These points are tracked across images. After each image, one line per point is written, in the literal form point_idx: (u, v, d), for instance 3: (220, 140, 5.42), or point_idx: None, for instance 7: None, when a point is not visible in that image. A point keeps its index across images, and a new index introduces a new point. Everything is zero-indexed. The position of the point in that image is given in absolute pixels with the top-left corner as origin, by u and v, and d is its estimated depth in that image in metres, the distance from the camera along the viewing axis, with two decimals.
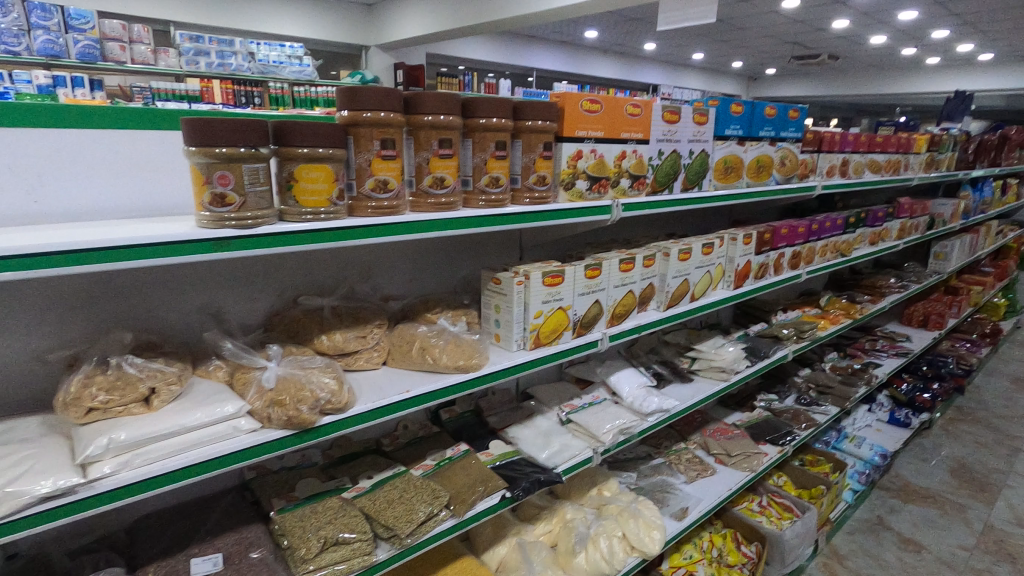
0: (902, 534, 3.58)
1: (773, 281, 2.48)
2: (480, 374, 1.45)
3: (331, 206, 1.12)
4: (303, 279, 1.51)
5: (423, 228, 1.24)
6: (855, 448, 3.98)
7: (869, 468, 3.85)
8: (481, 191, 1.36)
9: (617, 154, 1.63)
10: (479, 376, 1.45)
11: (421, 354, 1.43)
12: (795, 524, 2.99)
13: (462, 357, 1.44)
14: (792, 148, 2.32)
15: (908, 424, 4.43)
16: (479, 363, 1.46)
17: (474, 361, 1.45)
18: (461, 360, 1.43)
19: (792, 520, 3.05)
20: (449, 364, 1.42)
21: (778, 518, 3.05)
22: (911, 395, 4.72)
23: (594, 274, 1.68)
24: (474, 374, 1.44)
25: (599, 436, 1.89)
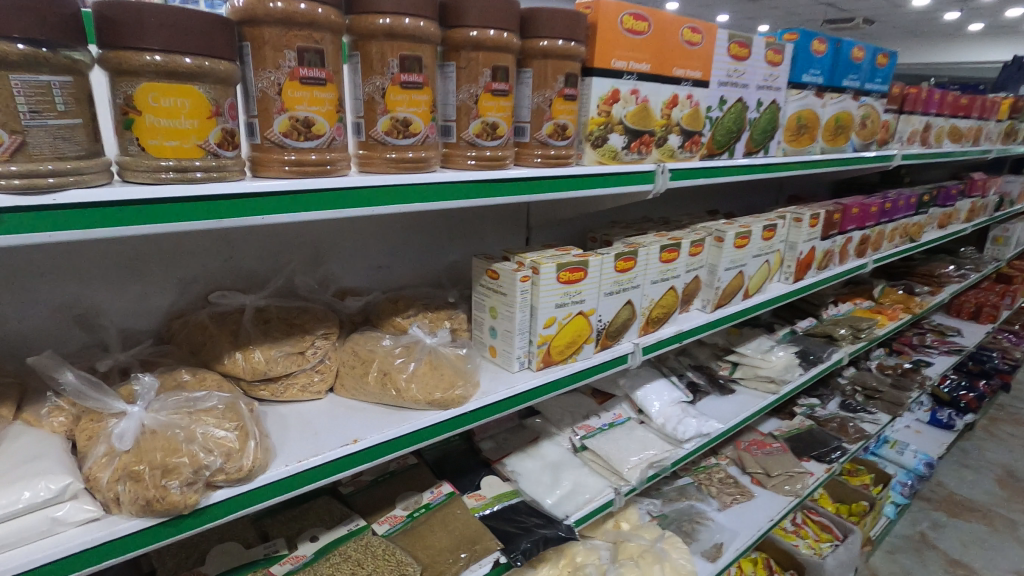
0: (949, 555, 3.19)
1: (837, 271, 2.02)
2: (467, 412, 1.01)
3: (208, 159, 0.66)
4: (217, 268, 1.06)
5: (375, 200, 0.79)
6: (896, 455, 3.57)
7: (912, 479, 3.44)
8: (470, 145, 0.90)
9: (668, 99, 1.15)
10: (464, 414, 1.01)
11: (381, 381, 0.99)
12: (837, 550, 2.60)
13: (441, 387, 1.00)
14: (875, 106, 1.82)
15: (951, 426, 3.98)
16: (464, 394, 1.01)
17: (457, 397, 1.00)
18: (439, 391, 0.99)
19: (833, 544, 2.67)
20: (421, 397, 0.98)
21: (816, 542, 2.66)
22: (954, 394, 4.23)
23: (626, 267, 1.23)
24: (458, 410, 1.00)
25: (623, 472, 1.47)
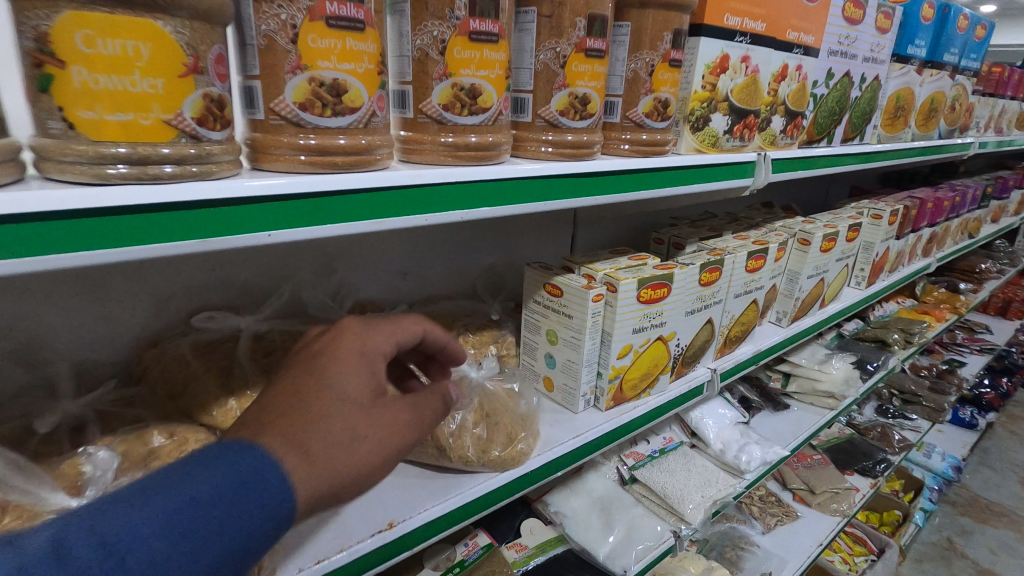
0: (979, 562, 2.97)
1: (905, 273, 1.81)
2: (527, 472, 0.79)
3: (183, 145, 0.41)
4: (202, 281, 0.81)
5: (429, 205, 0.55)
6: (923, 458, 3.31)
7: (940, 483, 3.20)
8: (549, 125, 0.66)
9: (777, 71, 0.91)
10: (523, 475, 0.79)
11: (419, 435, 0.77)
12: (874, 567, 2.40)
13: (496, 440, 0.78)
14: (966, 86, 1.59)
15: (973, 426, 3.61)
16: (527, 449, 0.79)
17: (514, 455, 0.78)
18: (495, 447, 0.77)
19: (869, 558, 2.46)
20: (474, 456, 0.76)
21: (852, 556, 2.43)
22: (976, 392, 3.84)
23: (711, 279, 1.00)
24: (517, 469, 0.78)
25: (685, 513, 1.26)
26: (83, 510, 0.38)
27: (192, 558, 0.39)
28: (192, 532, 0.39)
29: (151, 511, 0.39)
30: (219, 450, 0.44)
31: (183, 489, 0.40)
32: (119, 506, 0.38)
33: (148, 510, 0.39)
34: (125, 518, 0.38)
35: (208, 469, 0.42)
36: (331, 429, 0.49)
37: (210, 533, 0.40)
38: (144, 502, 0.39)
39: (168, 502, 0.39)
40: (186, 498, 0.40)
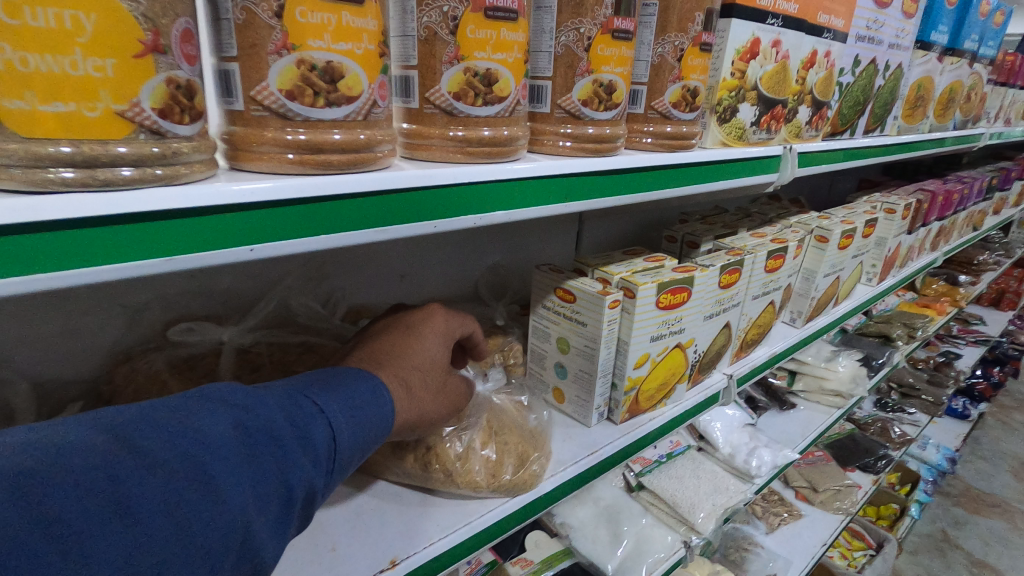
0: (974, 554, 2.56)
1: (914, 269, 1.76)
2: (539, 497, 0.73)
3: (142, 143, 0.33)
4: (182, 287, 0.73)
5: (437, 209, 0.48)
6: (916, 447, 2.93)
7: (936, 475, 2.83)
8: (569, 117, 0.59)
9: (806, 57, 0.85)
10: (535, 500, 0.72)
11: (423, 460, 0.69)
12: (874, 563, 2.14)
13: (507, 459, 0.71)
14: (983, 74, 1.53)
15: (968, 416, 3.24)
16: (541, 470, 0.73)
17: (526, 478, 0.71)
18: (505, 469, 0.70)
19: (868, 553, 2.19)
20: (485, 479, 0.69)
21: (850, 552, 2.19)
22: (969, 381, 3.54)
23: (731, 281, 0.94)
24: (529, 492, 0.72)
25: (696, 523, 1.20)
26: (294, 390, 0.45)
27: (362, 446, 0.47)
28: (358, 417, 0.47)
29: (340, 406, 0.46)
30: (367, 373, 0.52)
31: (356, 395, 0.48)
32: (315, 393, 0.46)
33: (338, 403, 0.46)
34: (321, 405, 0.45)
35: (354, 383, 0.50)
36: (422, 381, 0.61)
37: (369, 431, 0.48)
38: (329, 394, 0.46)
39: (346, 397, 0.47)
40: (348, 401, 0.47)
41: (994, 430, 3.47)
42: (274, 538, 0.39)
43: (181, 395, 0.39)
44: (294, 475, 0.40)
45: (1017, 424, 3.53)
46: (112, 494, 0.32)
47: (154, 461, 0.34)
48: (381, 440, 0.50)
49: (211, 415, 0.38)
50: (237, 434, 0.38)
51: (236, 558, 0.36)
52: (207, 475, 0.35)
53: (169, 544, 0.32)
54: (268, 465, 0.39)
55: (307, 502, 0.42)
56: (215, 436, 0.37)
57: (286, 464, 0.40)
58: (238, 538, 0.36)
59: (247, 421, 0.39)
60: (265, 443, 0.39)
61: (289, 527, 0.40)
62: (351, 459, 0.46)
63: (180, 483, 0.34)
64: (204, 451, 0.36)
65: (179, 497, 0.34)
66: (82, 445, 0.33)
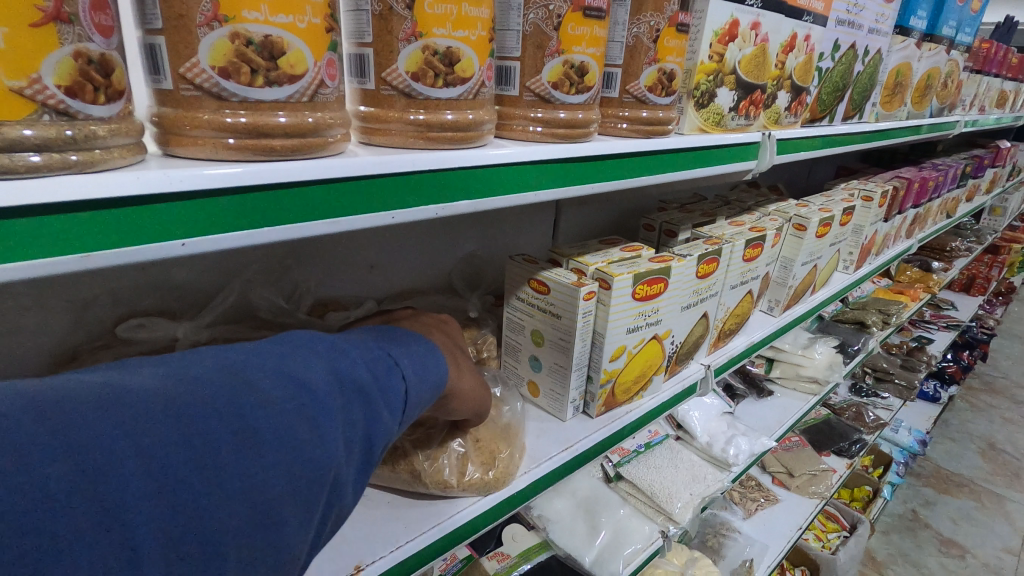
0: (943, 533, 2.62)
1: (891, 255, 1.77)
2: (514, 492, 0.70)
3: (49, 125, 0.30)
4: (134, 282, 0.69)
5: (395, 199, 0.45)
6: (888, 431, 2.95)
7: (907, 457, 2.87)
8: (540, 100, 0.56)
9: (786, 40, 0.82)
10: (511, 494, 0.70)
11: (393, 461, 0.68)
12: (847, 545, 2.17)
13: (480, 456, 0.69)
14: (959, 61, 1.53)
15: (938, 400, 3.29)
16: (512, 467, 0.71)
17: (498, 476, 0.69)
18: (475, 465, 0.68)
19: (841, 536, 2.23)
20: (456, 476, 0.67)
21: (824, 534, 2.22)
22: (938, 365, 3.58)
23: (708, 271, 0.92)
24: (502, 489, 0.69)
25: (673, 513, 1.19)
26: (373, 348, 0.47)
27: (424, 402, 0.50)
28: (423, 374, 0.50)
29: (410, 367, 0.49)
30: (419, 339, 0.54)
31: (419, 357, 0.51)
32: (388, 350, 0.48)
33: (408, 363, 0.49)
34: (396, 361, 0.48)
35: (413, 343, 0.52)
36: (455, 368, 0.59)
37: (428, 392, 0.51)
38: (400, 354, 0.49)
39: (415, 356, 0.50)
40: (413, 359, 0.50)
41: (963, 412, 3.55)
42: (355, 480, 0.42)
43: (277, 343, 0.41)
44: (374, 425, 0.43)
45: (984, 406, 3.61)
46: (239, 427, 0.34)
47: (268, 400, 0.36)
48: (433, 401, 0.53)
49: (305, 363, 0.40)
50: (335, 383, 0.41)
51: (330, 497, 0.39)
52: (316, 418, 0.37)
53: (283, 479, 0.34)
54: (356, 414, 0.41)
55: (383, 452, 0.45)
56: (317, 380, 0.39)
57: (368, 415, 0.42)
58: (331, 479, 0.38)
59: (339, 372, 0.42)
60: (353, 392, 0.42)
61: (367, 473, 0.43)
62: (411, 418, 0.49)
63: (292, 423, 0.36)
64: (310, 395, 0.38)
65: (295, 433, 0.36)
66: (210, 383, 0.35)
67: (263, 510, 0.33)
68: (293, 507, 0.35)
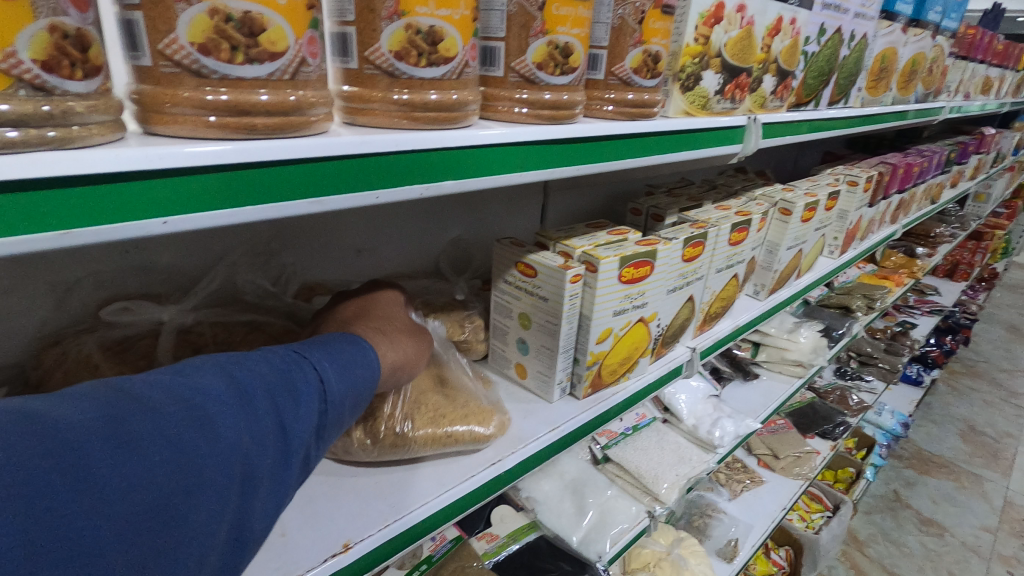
0: (923, 513, 2.68)
1: (875, 241, 1.79)
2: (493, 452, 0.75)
3: (25, 100, 0.29)
4: (116, 264, 0.69)
5: (381, 178, 0.45)
6: (872, 414, 3.00)
7: (890, 440, 2.92)
8: (525, 81, 0.56)
9: (772, 24, 0.83)
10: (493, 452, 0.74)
11: (372, 433, 0.68)
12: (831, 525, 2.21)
13: (466, 415, 0.73)
14: (945, 47, 1.54)
15: (921, 383, 3.34)
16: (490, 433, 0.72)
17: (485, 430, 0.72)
18: (464, 420, 0.72)
19: (824, 516, 2.27)
20: (443, 437, 0.70)
21: (807, 514, 2.26)
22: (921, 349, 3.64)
23: (694, 254, 0.93)
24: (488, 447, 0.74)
25: (659, 493, 1.20)
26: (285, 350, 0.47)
27: (351, 396, 0.50)
28: (346, 369, 0.50)
29: (329, 364, 0.49)
30: (347, 337, 0.54)
31: (342, 354, 0.51)
32: (301, 351, 0.48)
33: (327, 361, 0.49)
34: (303, 359, 0.47)
35: (334, 344, 0.52)
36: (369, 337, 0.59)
37: (357, 388, 0.50)
38: (311, 353, 0.48)
39: (337, 354, 0.50)
40: (333, 358, 0.49)
41: (945, 395, 3.61)
42: (277, 476, 0.41)
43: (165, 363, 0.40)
44: (288, 421, 0.42)
45: (965, 389, 3.68)
46: (123, 432, 0.33)
47: (156, 405, 0.35)
48: (366, 397, 0.52)
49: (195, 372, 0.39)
50: (232, 385, 0.40)
51: (242, 495, 0.38)
52: (209, 419, 0.37)
53: (180, 477, 0.34)
54: (266, 410, 0.41)
55: (304, 450, 0.44)
56: (210, 384, 0.39)
57: (279, 412, 0.42)
58: (237, 475, 0.37)
59: (241, 375, 0.41)
60: (257, 392, 0.41)
61: (292, 471, 0.43)
62: (341, 415, 0.49)
63: (188, 422, 0.36)
64: (201, 399, 0.37)
65: (189, 433, 0.35)
66: (88, 397, 0.34)
67: (162, 507, 0.33)
68: (199, 501, 0.35)
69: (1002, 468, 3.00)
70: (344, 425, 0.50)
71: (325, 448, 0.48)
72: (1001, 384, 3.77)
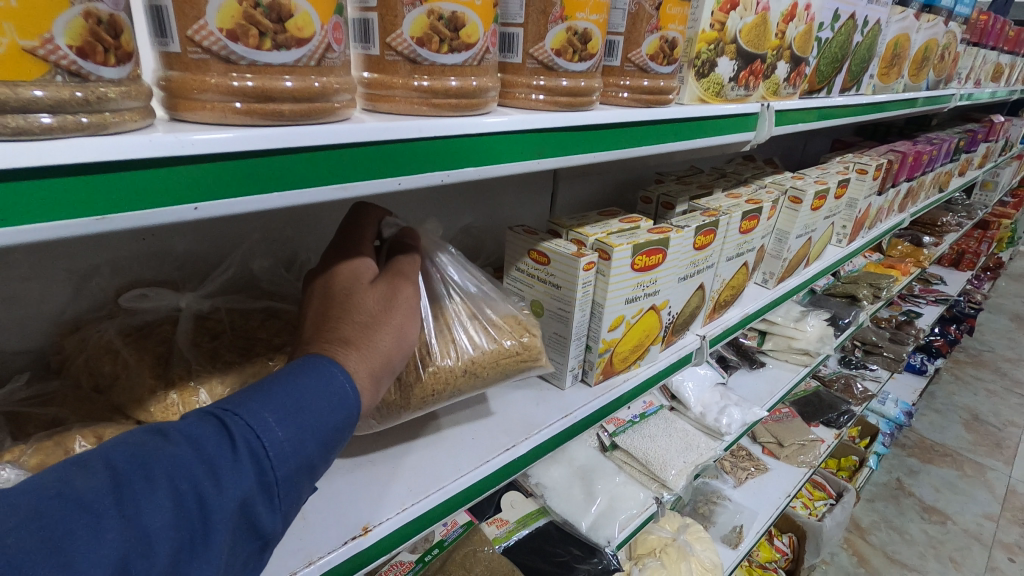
0: (925, 500, 2.69)
1: (884, 229, 1.78)
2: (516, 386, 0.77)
3: (61, 86, 0.30)
4: (134, 251, 0.69)
5: (403, 166, 0.46)
6: (876, 403, 3.00)
7: (894, 429, 2.93)
8: (542, 68, 0.56)
9: (787, 10, 0.82)
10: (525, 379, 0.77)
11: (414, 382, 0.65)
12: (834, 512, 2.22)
13: (511, 331, 0.73)
14: (957, 33, 1.52)
15: (925, 371, 3.34)
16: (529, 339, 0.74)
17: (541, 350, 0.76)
18: (507, 337, 0.72)
19: (827, 503, 2.28)
20: (485, 360, 0.70)
21: (811, 501, 2.28)
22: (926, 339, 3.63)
23: (706, 242, 0.93)
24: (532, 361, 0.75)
25: (667, 480, 1.21)
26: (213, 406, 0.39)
27: (316, 441, 0.41)
28: (304, 413, 0.40)
29: (273, 410, 0.39)
30: (315, 360, 0.45)
31: (296, 390, 0.41)
32: (243, 400, 0.40)
33: (272, 406, 0.39)
34: (240, 414, 0.39)
35: (299, 374, 0.42)
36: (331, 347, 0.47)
37: (320, 430, 0.41)
38: (255, 401, 0.40)
39: (294, 390, 0.41)
40: (286, 400, 0.40)
41: (949, 385, 3.62)
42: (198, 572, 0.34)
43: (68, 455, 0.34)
44: (205, 504, 0.35)
45: (969, 378, 3.68)
46: None
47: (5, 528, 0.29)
48: (345, 434, 0.43)
49: (83, 464, 0.33)
50: (118, 479, 0.33)
51: None
52: (71, 536, 0.30)
53: None
54: (166, 502, 0.33)
55: (239, 528, 0.37)
56: (88, 483, 0.32)
57: (191, 495, 0.34)
58: None
59: (131, 461, 0.34)
60: (158, 477, 0.34)
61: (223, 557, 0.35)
62: (305, 464, 0.40)
63: (39, 546, 0.29)
64: (66, 509, 0.31)
65: (44, 561, 0.29)
66: None
67: None
68: None
69: (1005, 457, 3.01)
70: (319, 470, 0.42)
71: (292, 504, 0.40)
72: (1005, 374, 3.77)
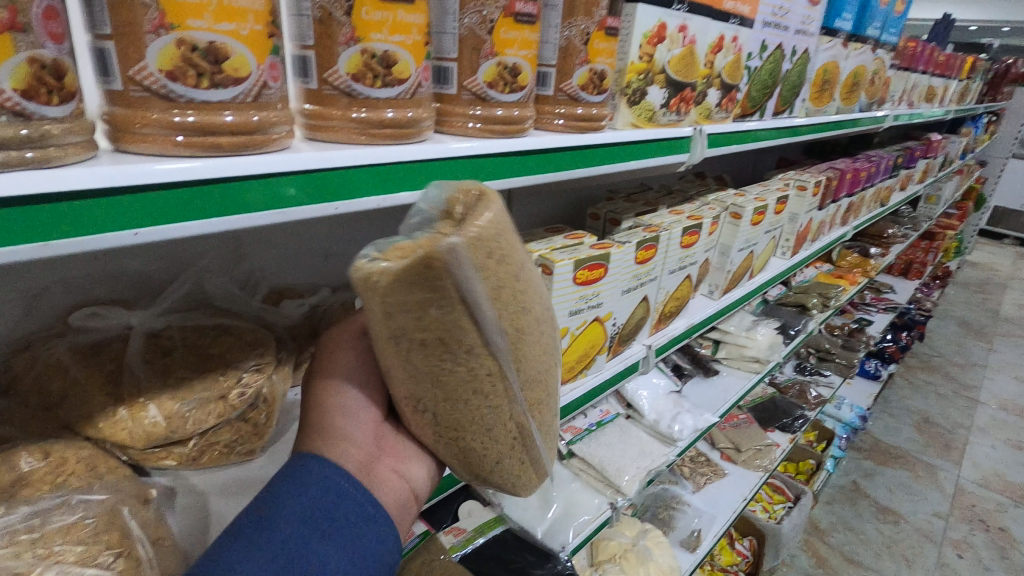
0: (880, 501, 2.80)
1: (827, 242, 1.88)
2: (455, 341, 0.45)
3: (5, 126, 0.32)
4: (86, 271, 0.71)
5: (343, 191, 0.49)
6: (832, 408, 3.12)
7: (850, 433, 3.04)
8: (477, 99, 0.60)
9: (713, 42, 0.89)
10: (445, 317, 0.43)
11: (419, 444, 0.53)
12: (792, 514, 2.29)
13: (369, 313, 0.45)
14: (885, 60, 1.64)
15: (878, 377, 3.49)
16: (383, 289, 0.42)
17: (375, 272, 0.41)
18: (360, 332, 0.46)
19: (787, 506, 2.34)
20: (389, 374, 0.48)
21: (770, 504, 2.34)
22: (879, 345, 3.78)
23: (647, 256, 0.98)
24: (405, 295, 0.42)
25: (621, 486, 1.26)
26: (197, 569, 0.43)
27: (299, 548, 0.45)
28: (275, 534, 0.45)
29: (246, 543, 0.44)
30: (279, 478, 0.49)
31: (265, 520, 0.45)
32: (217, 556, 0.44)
33: (251, 531, 0.45)
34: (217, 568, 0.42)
35: (262, 504, 0.47)
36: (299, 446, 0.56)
37: (300, 538, 0.45)
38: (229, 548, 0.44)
39: (262, 521, 0.45)
40: (255, 532, 0.45)
41: (902, 389, 3.78)
42: None
43: None
44: None
45: (920, 383, 3.85)
46: None
47: None
48: (332, 522, 0.47)
49: None
50: None
51: None
52: None
53: None
54: None
55: None
56: None
57: None
58: None
59: None
60: None
61: None
62: (311, 560, 0.45)
63: None
64: None
65: None
66: None
67: None
68: None
69: (954, 458, 3.15)
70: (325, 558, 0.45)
71: None
72: (954, 377, 3.95)
